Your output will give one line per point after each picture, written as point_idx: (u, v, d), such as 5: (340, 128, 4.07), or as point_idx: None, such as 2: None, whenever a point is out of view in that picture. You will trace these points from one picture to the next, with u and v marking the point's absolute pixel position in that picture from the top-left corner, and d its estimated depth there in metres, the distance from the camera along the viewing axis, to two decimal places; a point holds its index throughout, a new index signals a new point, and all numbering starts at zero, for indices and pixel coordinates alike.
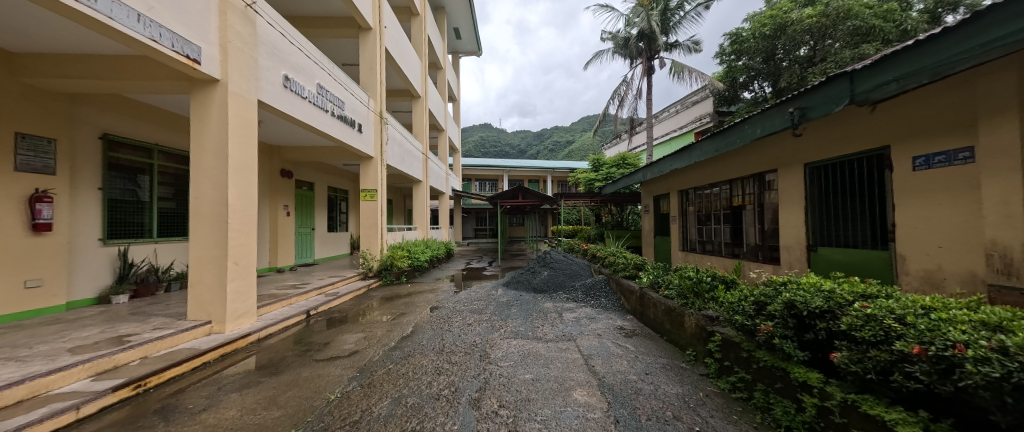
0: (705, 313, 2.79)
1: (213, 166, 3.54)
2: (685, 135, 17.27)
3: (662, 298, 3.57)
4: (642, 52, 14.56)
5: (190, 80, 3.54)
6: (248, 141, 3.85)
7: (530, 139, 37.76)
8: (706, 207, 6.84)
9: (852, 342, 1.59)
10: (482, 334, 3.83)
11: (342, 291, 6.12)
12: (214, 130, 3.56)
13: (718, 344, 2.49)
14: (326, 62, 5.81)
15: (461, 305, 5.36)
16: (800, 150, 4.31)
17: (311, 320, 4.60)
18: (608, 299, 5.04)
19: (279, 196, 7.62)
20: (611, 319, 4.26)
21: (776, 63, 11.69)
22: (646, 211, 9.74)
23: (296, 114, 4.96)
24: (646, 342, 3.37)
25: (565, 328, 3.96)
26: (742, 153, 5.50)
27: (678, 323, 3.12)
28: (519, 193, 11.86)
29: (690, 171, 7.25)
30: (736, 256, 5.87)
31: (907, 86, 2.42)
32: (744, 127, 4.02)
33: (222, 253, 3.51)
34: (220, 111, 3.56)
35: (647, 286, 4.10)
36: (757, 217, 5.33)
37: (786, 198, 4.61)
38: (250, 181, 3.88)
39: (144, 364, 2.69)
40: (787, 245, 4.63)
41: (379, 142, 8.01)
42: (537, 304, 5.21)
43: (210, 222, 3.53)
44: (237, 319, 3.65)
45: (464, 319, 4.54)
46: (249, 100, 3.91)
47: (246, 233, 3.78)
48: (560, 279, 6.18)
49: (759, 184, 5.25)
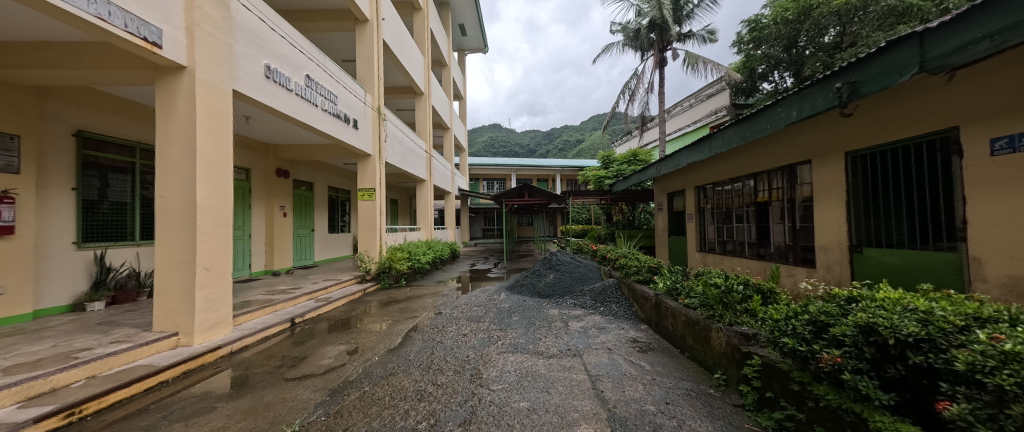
0: (738, 329, 2.30)
1: (180, 163, 3.23)
2: (699, 129, 16.55)
3: (682, 307, 3.07)
4: (653, 43, 13.94)
5: (156, 67, 3.26)
6: (221, 135, 3.54)
7: (541, 138, 37.39)
8: (727, 204, 6.29)
9: (975, 389, 1.08)
10: (477, 347, 3.42)
11: (336, 295, 5.80)
12: (181, 122, 3.26)
13: (759, 370, 2.00)
14: (316, 53, 5.52)
15: (460, 311, 4.95)
16: (841, 137, 3.77)
17: (296, 328, 4.29)
18: (619, 306, 4.57)
19: (275, 196, 7.38)
20: (623, 329, 3.80)
21: (799, 52, 11.06)
22: (659, 209, 9.22)
23: (280, 108, 4.65)
24: (664, 359, 2.90)
25: (569, 340, 3.51)
26: (770, 142, 4.95)
27: (702, 339, 2.63)
28: (526, 191, 11.42)
29: (709, 165, 6.70)
30: (763, 257, 5.31)
31: (1005, 45, 1.81)
32: (775, 111, 3.50)
33: (190, 258, 3.21)
34: (187, 100, 3.26)
35: (663, 293, 3.61)
36: (787, 215, 4.77)
37: (822, 192, 4.06)
38: (224, 178, 3.57)
39: (88, 386, 2.40)
40: (824, 245, 4.08)
41: (378, 139, 7.70)
42: (541, 311, 4.76)
43: (177, 224, 3.23)
44: (208, 330, 3.34)
45: (459, 328, 4.12)
46: (223, 91, 3.61)
47: (218, 236, 3.48)
48: (567, 283, 5.72)
49: (789, 177, 4.69)
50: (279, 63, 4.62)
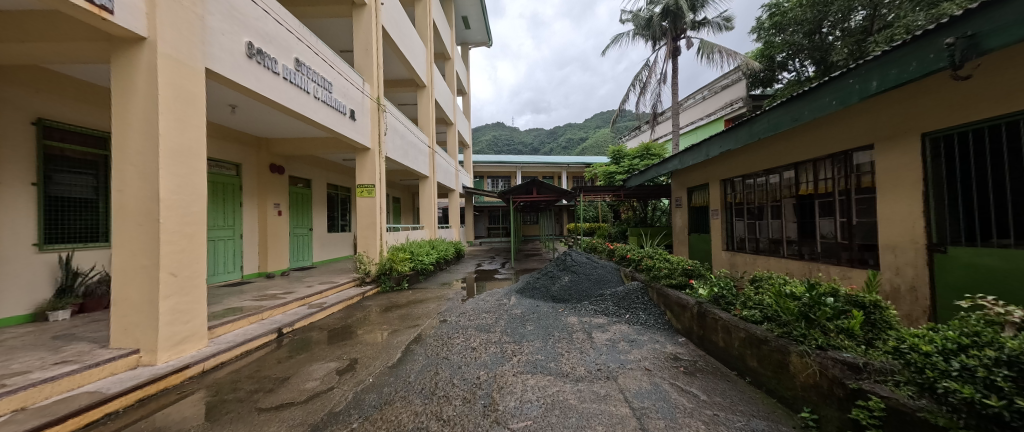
0: (836, 355, 1.75)
1: (140, 150, 2.75)
2: (712, 123, 15.97)
3: (739, 321, 2.52)
4: (666, 32, 13.26)
5: (111, 39, 2.74)
6: (190, 119, 3.05)
7: (545, 136, 36.86)
8: (761, 199, 5.71)
9: None
10: (489, 365, 2.91)
11: (331, 300, 5.30)
12: (141, 102, 2.76)
13: (879, 417, 1.43)
14: (308, 35, 5.04)
15: (466, 319, 4.42)
16: (912, 115, 3.19)
17: (284, 339, 3.81)
18: (648, 313, 4.04)
19: (268, 194, 6.92)
20: (657, 343, 3.27)
21: (822, 38, 10.48)
22: (678, 206, 8.64)
23: (266, 93, 4.17)
24: (720, 385, 2.35)
25: (597, 357, 2.99)
26: (815, 128, 4.36)
27: (777, 364, 2.08)
28: (534, 188, 10.78)
29: (737, 156, 6.14)
30: (805, 256, 4.75)
31: None
32: (846, 81, 2.91)
33: (153, 262, 2.74)
34: (148, 76, 2.76)
35: (707, 301, 3.08)
36: (840, 208, 4.18)
37: (889, 183, 3.48)
38: (193, 169, 3.08)
39: (8, 422, 1.88)
40: (892, 244, 3.50)
41: (377, 132, 7.19)
42: (559, 319, 4.23)
43: (137, 222, 2.75)
44: (174, 347, 2.85)
45: (467, 340, 3.60)
46: (192, 68, 3.11)
47: (187, 236, 3.01)
48: (585, 286, 5.18)
49: (843, 166, 4.10)
50: (264, 43, 4.13)
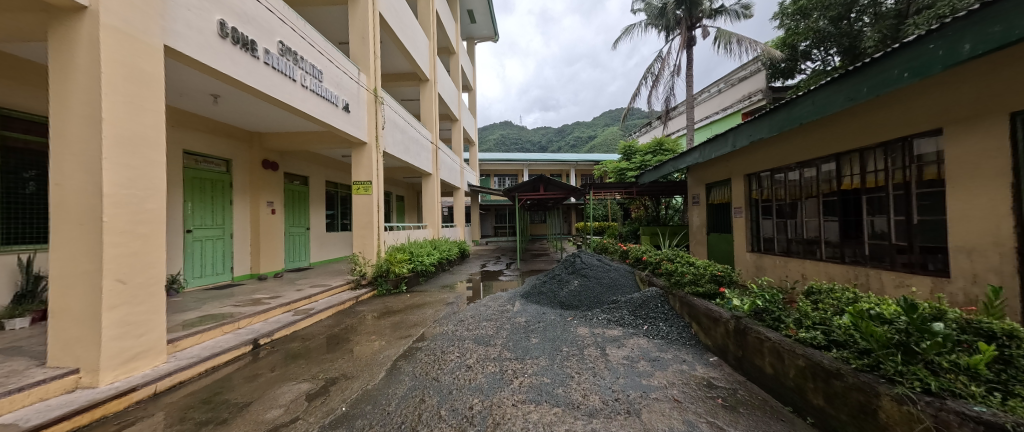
0: (960, 407, 1.20)
1: (82, 138, 2.38)
2: (729, 117, 15.23)
3: (795, 344, 2.01)
4: (680, 21, 12.58)
5: (48, 9, 2.36)
6: (143, 104, 2.67)
7: (552, 135, 36.34)
8: (793, 195, 5.13)
9: None
10: (486, 390, 2.45)
11: (320, 306, 4.92)
12: (81, 83, 2.38)
13: None
14: (294, 18, 4.67)
15: (464, 329, 3.97)
16: (998, 90, 2.60)
17: (261, 351, 3.44)
18: (669, 325, 3.55)
19: (262, 191, 6.60)
20: (684, 363, 2.76)
21: (851, 23, 9.70)
22: (695, 203, 8.07)
23: (243, 79, 3.79)
24: (773, 427, 1.85)
25: (614, 381, 2.50)
26: (863, 111, 3.77)
27: (857, 408, 1.56)
28: (541, 185, 10.22)
29: (764, 148, 5.56)
30: (849, 259, 4.17)
31: None
32: (923, 48, 2.33)
33: (96, 267, 2.37)
34: (89, 51, 2.37)
35: (747, 316, 2.56)
36: (894, 205, 3.60)
37: (963, 174, 2.90)
38: (148, 161, 2.70)
39: None
40: (967, 246, 2.92)
41: (375, 126, 6.78)
42: (567, 330, 3.75)
43: (77, 221, 2.38)
44: (122, 365, 2.48)
45: (463, 356, 3.15)
46: (148, 45, 2.72)
47: (142, 237, 2.65)
48: (596, 292, 4.69)
49: (900, 156, 3.50)
50: (240, 22, 3.75)
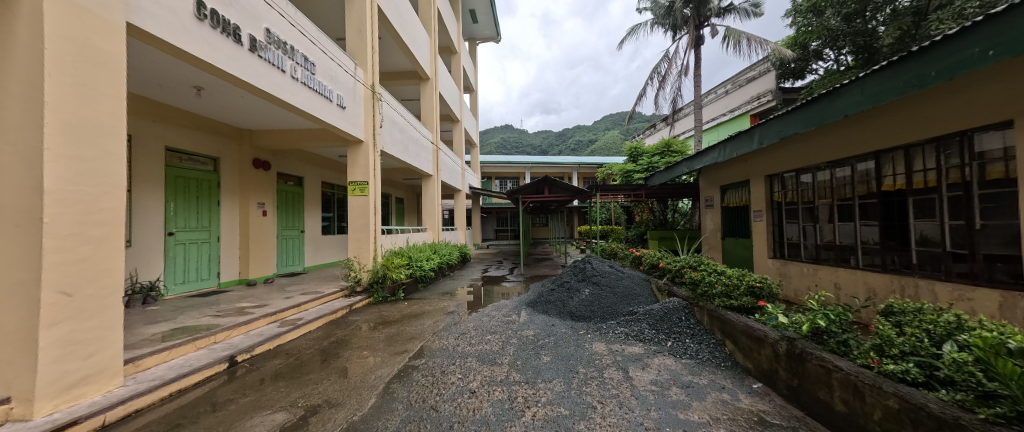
0: None
1: (22, 123, 2.03)
2: (737, 119, 14.93)
3: (881, 379, 1.61)
4: (688, 20, 12.26)
5: None
6: (97, 87, 2.31)
7: (554, 138, 36.00)
8: (822, 197, 4.73)
9: None
10: (493, 425, 2.05)
11: (310, 315, 4.54)
12: (22, 60, 2.03)
13: None
14: (284, 5, 4.38)
15: (465, 344, 3.58)
16: None
17: (238, 370, 3.07)
18: (697, 342, 3.16)
19: (251, 192, 6.24)
20: (723, 391, 2.38)
21: (865, 22, 9.34)
22: (708, 206, 7.74)
23: (223, 66, 3.44)
24: None
25: (645, 415, 2.11)
26: (912, 104, 3.38)
27: None
28: (545, 186, 9.80)
29: (789, 147, 5.19)
30: (892, 268, 3.76)
31: None
32: (1017, 19, 1.94)
33: (32, 278, 1.99)
34: (30, 22, 2.02)
35: (803, 337, 2.17)
36: (948, 208, 3.21)
37: None
38: (102, 152, 2.34)
39: None
40: None
41: (372, 124, 6.43)
42: (581, 347, 3.35)
43: (12, 222, 2.01)
44: (66, 392, 2.10)
45: (465, 378, 2.76)
46: (106, 22, 2.38)
47: (94, 241, 2.28)
48: (609, 302, 4.30)
49: (957, 152, 3.11)
50: (221, 4, 3.42)
